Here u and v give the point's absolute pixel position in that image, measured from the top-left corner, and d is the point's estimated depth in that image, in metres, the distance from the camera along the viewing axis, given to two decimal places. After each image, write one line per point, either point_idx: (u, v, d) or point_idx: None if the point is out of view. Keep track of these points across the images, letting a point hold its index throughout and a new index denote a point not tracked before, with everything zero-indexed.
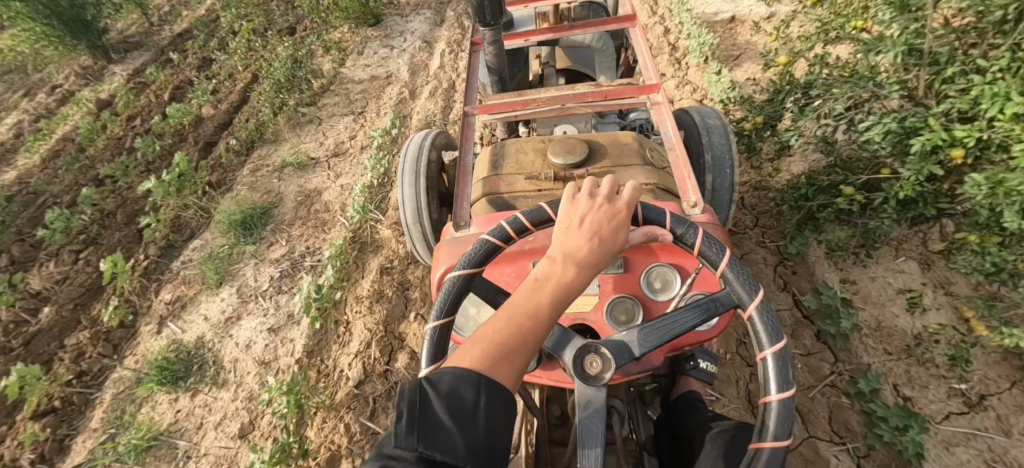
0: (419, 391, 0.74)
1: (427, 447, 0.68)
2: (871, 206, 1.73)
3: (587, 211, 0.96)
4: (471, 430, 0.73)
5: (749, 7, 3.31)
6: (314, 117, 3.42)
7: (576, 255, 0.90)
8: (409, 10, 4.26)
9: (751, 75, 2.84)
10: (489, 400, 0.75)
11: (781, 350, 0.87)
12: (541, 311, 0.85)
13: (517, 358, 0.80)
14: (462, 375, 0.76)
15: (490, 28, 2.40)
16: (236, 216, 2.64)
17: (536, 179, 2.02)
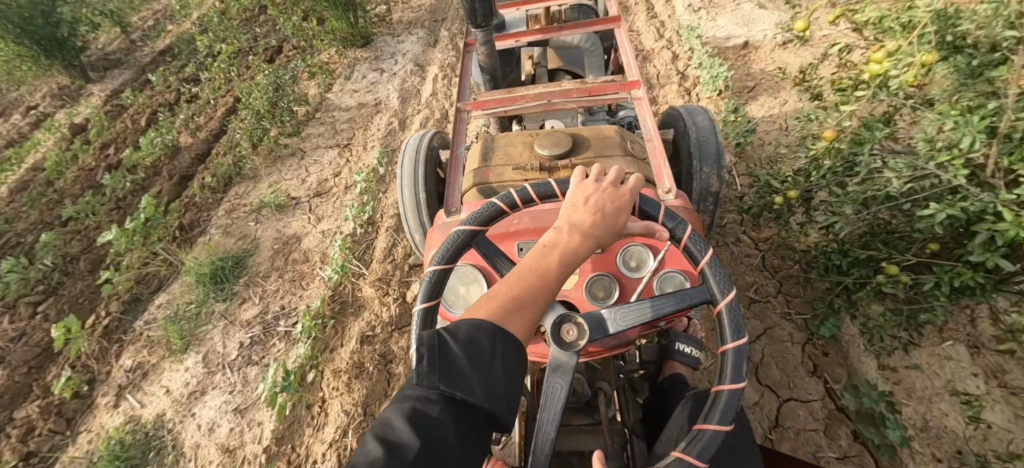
0: (438, 339, 0.81)
1: (447, 386, 0.77)
2: (919, 289, 1.51)
3: (593, 192, 1.01)
4: (488, 376, 0.80)
5: (762, 33, 3.11)
6: (296, 149, 3.16)
7: (582, 226, 0.95)
8: (401, 30, 4.06)
9: (769, 111, 2.62)
10: (503, 347, 0.83)
11: (740, 346, 0.89)
12: (549, 275, 0.91)
13: (527, 314, 0.87)
14: (478, 325, 0.83)
15: (482, 30, 2.47)
16: (206, 269, 2.41)
17: (524, 168, 2.15)
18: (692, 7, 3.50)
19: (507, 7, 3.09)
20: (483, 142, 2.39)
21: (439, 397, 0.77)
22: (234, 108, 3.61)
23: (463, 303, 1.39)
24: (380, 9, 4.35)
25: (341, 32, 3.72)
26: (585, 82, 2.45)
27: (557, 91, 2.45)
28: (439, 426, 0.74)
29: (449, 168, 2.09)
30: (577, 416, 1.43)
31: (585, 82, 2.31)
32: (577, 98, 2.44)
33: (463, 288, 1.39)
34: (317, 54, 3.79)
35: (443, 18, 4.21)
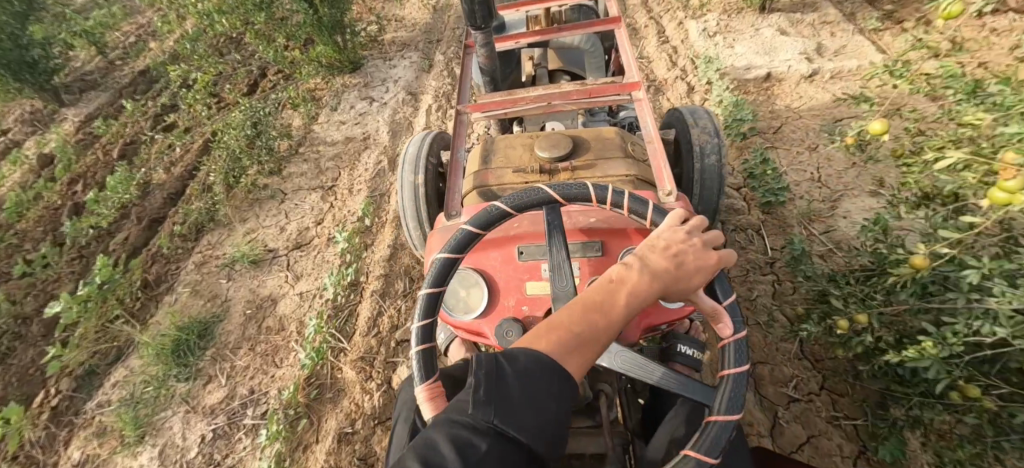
0: (499, 368, 0.89)
1: (500, 421, 0.84)
2: (1011, 423, 1.21)
3: (676, 242, 1.09)
4: (539, 411, 0.87)
5: (786, 64, 2.88)
6: (276, 191, 2.89)
7: (657, 274, 1.03)
8: (394, 55, 3.81)
9: (797, 160, 2.38)
10: (557, 387, 0.90)
11: (727, 421, 1.01)
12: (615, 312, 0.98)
13: (586, 353, 0.94)
14: (538, 356, 0.91)
15: (482, 31, 2.31)
16: (168, 342, 2.15)
17: (524, 171, 2.13)
18: (707, 33, 3.26)
19: (506, 9, 2.90)
20: (483, 145, 2.38)
21: (491, 430, 0.83)
22: (209, 141, 3.31)
23: (465, 306, 1.54)
24: (372, 30, 4.09)
25: (330, 59, 3.46)
26: (585, 84, 2.39)
27: (557, 93, 2.38)
28: (487, 458, 0.80)
29: (449, 172, 2.08)
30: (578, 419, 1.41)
31: (586, 86, 2.25)
32: (577, 100, 2.38)
33: (465, 291, 1.55)
34: (300, 82, 3.49)
35: (440, 41, 3.97)
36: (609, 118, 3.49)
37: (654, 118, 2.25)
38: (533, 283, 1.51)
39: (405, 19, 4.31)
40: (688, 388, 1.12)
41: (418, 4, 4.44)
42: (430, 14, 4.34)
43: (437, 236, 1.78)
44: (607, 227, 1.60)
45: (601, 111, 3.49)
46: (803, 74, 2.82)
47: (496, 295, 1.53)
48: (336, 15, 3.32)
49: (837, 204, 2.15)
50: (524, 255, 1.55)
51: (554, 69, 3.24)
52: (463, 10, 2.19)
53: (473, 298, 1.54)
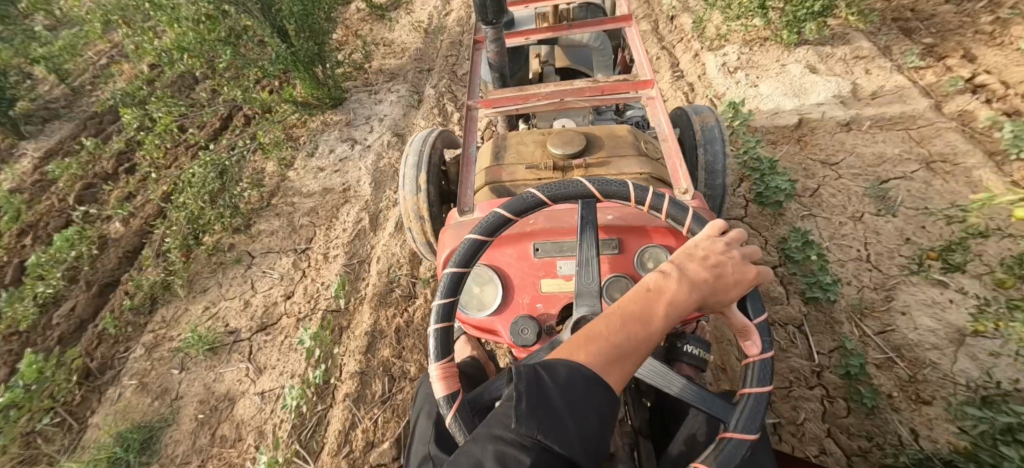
0: (540, 385, 0.83)
1: (544, 436, 0.79)
2: None
3: (714, 252, 1.03)
4: (582, 424, 0.82)
5: (819, 110, 2.56)
6: (242, 253, 2.55)
7: (698, 285, 0.97)
8: (380, 86, 3.45)
9: (840, 232, 2.06)
10: (599, 400, 0.84)
11: (744, 438, 0.94)
12: (653, 324, 0.93)
13: (626, 366, 0.89)
14: (578, 368, 0.85)
15: (492, 27, 2.46)
16: (100, 461, 1.82)
17: (539, 168, 2.10)
18: (728, 70, 2.93)
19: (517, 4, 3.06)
20: (494, 141, 2.38)
21: (535, 444, 0.78)
22: (170, 189, 2.95)
23: (479, 303, 1.59)
24: (359, 57, 3.75)
25: (308, 97, 3.12)
26: (598, 82, 2.46)
27: (569, 89, 2.45)
28: None
29: (461, 167, 2.08)
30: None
31: (597, 84, 2.37)
32: (590, 97, 2.46)
33: (480, 289, 1.60)
34: (274, 122, 3.07)
35: (432, 69, 3.62)
36: (616, 116, 3.58)
37: (664, 116, 2.35)
38: (548, 280, 1.56)
39: (394, 43, 3.97)
40: (706, 402, 1.05)
41: (408, 26, 4.10)
42: (422, 38, 4.00)
43: (452, 232, 1.83)
44: (623, 224, 1.60)
45: (608, 110, 3.64)
46: (838, 121, 2.50)
47: (513, 291, 1.58)
48: (309, 50, 2.96)
49: (893, 294, 1.83)
50: (540, 252, 1.60)
51: (562, 66, 3.33)
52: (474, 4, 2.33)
53: (488, 296, 1.60)
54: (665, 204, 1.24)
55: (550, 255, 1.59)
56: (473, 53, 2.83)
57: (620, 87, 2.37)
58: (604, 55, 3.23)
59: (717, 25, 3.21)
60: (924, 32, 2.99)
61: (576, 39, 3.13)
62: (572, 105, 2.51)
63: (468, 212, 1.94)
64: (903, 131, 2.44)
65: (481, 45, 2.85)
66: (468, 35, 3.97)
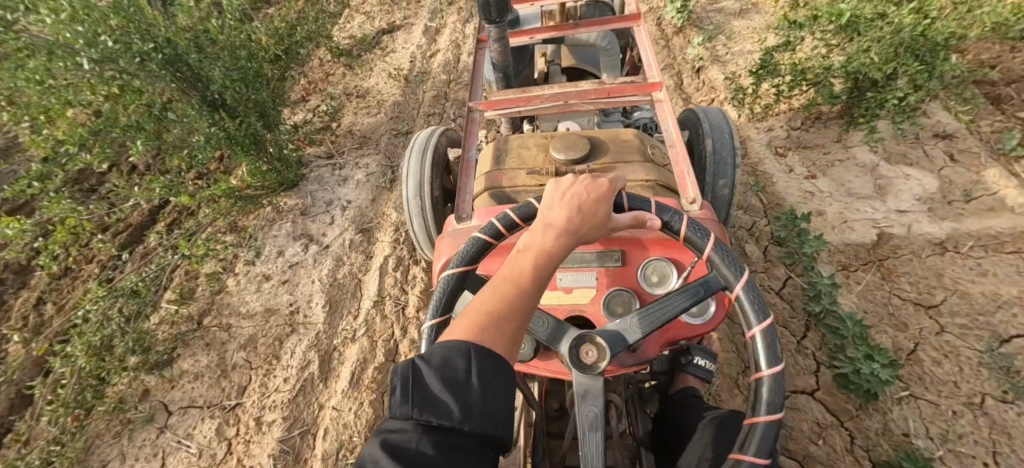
0: (413, 367, 0.74)
1: (422, 412, 0.69)
2: None
3: (570, 187, 0.95)
4: (467, 396, 0.71)
5: (901, 221, 1.97)
6: (156, 408, 1.98)
7: (562, 226, 0.88)
8: (348, 158, 2.85)
9: (955, 428, 1.49)
10: (480, 366, 0.73)
11: (769, 327, 0.90)
12: (526, 279, 0.83)
13: (505, 327, 0.78)
14: (452, 345, 0.75)
15: (496, 26, 2.30)
16: None
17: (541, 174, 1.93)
18: (774, 149, 2.36)
19: (521, 3, 2.84)
20: (497, 144, 2.21)
21: (415, 425, 0.68)
22: (65, 304, 2.25)
23: None
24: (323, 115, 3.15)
25: (249, 184, 2.47)
26: (603, 84, 2.35)
27: (575, 93, 2.32)
28: (416, 456, 0.64)
29: (460, 169, 1.95)
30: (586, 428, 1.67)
31: (602, 86, 2.22)
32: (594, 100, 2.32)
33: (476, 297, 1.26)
34: (205, 223, 2.44)
35: (412, 130, 3.03)
36: (622, 118, 3.13)
37: (672, 120, 2.20)
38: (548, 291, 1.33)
39: (371, 92, 3.40)
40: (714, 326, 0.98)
41: (385, 72, 3.52)
42: (400, 86, 3.41)
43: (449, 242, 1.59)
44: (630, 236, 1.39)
45: (614, 111, 3.13)
46: (930, 239, 1.91)
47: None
48: (252, 129, 2.35)
49: None
50: None
51: (567, 65, 3.09)
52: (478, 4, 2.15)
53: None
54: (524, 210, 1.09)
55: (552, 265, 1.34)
56: (476, 52, 2.70)
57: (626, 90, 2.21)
58: (613, 58, 2.98)
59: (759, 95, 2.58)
60: (1020, 102, 2.28)
61: (583, 39, 2.90)
62: (575, 108, 2.36)
63: (467, 219, 1.76)
64: (1017, 257, 1.83)
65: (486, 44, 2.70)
66: (454, 85, 3.39)
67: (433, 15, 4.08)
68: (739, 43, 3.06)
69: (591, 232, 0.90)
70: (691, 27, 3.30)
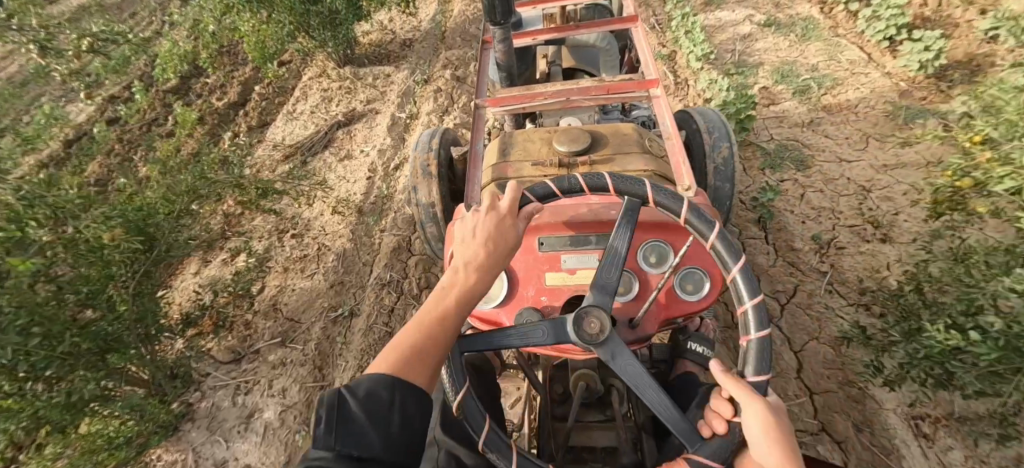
0: (336, 397, 0.78)
1: (344, 447, 0.73)
2: None
3: (478, 224, 1.04)
4: (386, 428, 0.78)
5: None
6: None
7: (476, 259, 0.99)
8: (263, 364, 1.98)
9: None
10: (403, 399, 0.83)
11: (744, 267, 1.02)
12: (447, 318, 0.93)
13: (420, 367, 0.87)
14: (380, 379, 0.83)
15: (501, 28, 2.30)
16: None
17: (544, 161, 1.98)
18: (910, 422, 1.49)
19: (524, 5, 2.84)
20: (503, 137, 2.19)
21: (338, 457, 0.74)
22: None
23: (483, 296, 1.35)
24: (240, 279, 2.29)
25: None
26: (602, 81, 2.32)
27: (576, 88, 2.31)
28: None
29: (470, 161, 1.93)
30: (590, 412, 1.61)
31: (603, 83, 2.24)
32: (596, 96, 2.31)
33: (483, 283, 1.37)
34: None
35: (358, 310, 2.13)
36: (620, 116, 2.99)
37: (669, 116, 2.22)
38: (551, 274, 1.35)
39: (310, 227, 2.54)
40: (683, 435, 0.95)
41: (329, 206, 2.62)
42: (348, 222, 2.51)
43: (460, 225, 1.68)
44: (628, 217, 1.41)
45: (612, 108, 3.01)
46: None
47: (515, 285, 1.36)
48: (86, 395, 1.51)
49: None
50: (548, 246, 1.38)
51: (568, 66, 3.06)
52: (482, 5, 2.18)
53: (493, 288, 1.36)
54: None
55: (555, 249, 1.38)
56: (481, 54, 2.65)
57: (625, 87, 2.23)
58: (613, 58, 2.96)
59: (870, 321, 1.71)
60: None
61: (583, 40, 2.88)
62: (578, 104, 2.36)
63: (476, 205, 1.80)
64: None
65: (490, 45, 2.64)
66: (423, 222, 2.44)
67: (404, 101, 3.27)
68: (813, 185, 2.22)
69: (500, 262, 1.02)
70: (746, 150, 2.43)
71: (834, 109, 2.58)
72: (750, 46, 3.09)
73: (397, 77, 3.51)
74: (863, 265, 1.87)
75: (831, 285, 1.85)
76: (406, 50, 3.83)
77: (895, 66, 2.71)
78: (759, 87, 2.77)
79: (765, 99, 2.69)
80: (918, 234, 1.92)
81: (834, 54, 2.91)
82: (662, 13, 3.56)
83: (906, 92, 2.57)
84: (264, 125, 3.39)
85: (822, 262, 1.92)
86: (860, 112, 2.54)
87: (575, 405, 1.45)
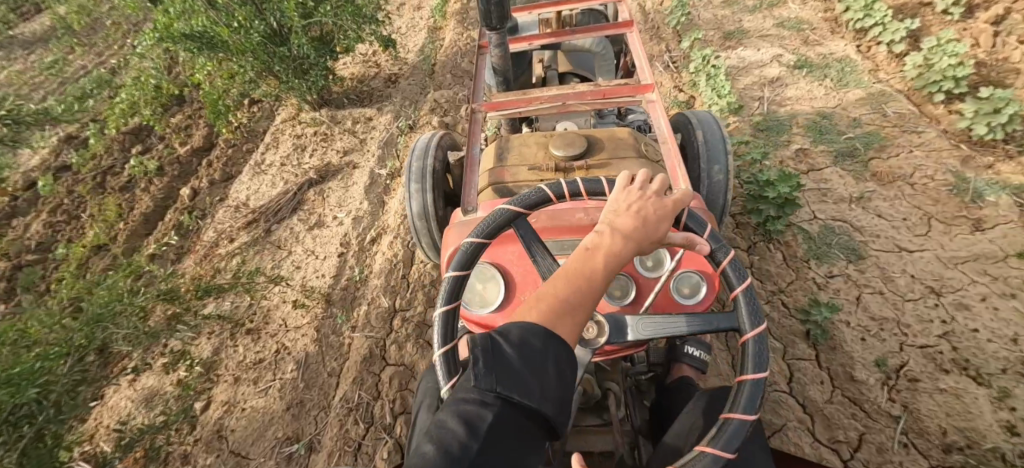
0: (491, 343, 0.80)
1: (504, 389, 0.75)
2: None
3: (635, 200, 0.97)
4: (541, 377, 0.78)
5: None
6: None
7: (626, 229, 0.93)
8: None
9: None
10: (554, 353, 0.81)
11: (761, 335, 0.96)
12: (596, 279, 0.89)
13: (571, 320, 0.86)
14: (530, 328, 0.82)
15: (496, 33, 2.07)
16: None
17: (539, 167, 1.80)
18: None
19: (521, 10, 2.50)
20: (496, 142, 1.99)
21: (496, 400, 0.75)
22: None
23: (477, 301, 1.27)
24: (179, 398, 1.91)
25: None
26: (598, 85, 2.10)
27: (571, 92, 2.05)
28: (495, 429, 0.73)
29: (464, 166, 1.74)
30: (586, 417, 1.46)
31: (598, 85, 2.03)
32: (591, 101, 2.06)
33: (479, 286, 1.28)
34: None
35: (317, 444, 1.76)
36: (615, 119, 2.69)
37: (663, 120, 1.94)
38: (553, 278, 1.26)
39: (269, 320, 2.16)
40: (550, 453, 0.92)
41: (292, 297, 2.22)
42: (312, 315, 2.12)
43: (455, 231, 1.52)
44: None
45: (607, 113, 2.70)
46: None
47: (510, 291, 1.27)
48: None
49: None
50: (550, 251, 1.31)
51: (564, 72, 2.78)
52: (478, 8, 1.97)
53: (489, 294, 1.28)
54: (581, 185, 1.11)
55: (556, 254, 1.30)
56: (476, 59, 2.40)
57: (621, 91, 2.01)
58: (609, 62, 2.72)
59: None
60: None
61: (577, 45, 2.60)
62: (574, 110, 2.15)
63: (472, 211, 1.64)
64: None
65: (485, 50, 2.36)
66: (401, 319, 2.06)
67: (388, 151, 2.90)
68: (869, 284, 1.83)
69: (650, 236, 0.95)
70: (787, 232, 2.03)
71: (886, 177, 2.19)
72: (780, 93, 2.71)
73: (379, 122, 3.11)
74: (943, 410, 1.50)
75: (907, 437, 1.48)
76: (391, 88, 3.44)
77: (953, 124, 2.33)
78: (795, 148, 2.37)
79: (802, 164, 2.30)
80: (1009, 363, 1.55)
81: (879, 106, 2.52)
82: (678, 50, 3.19)
83: (969, 159, 2.18)
84: (228, 179, 2.99)
85: (895, 402, 1.54)
86: (917, 183, 2.15)
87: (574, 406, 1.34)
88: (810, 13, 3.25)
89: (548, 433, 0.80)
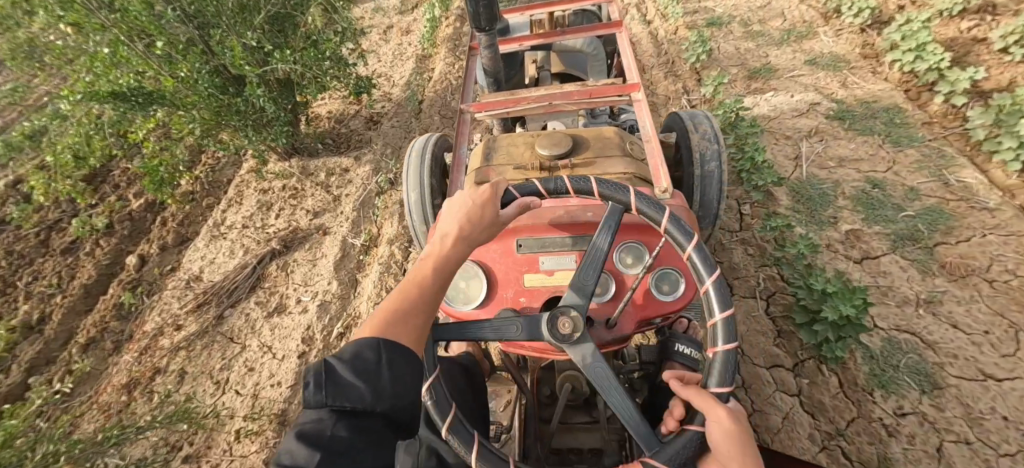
0: (321, 364, 0.70)
1: (336, 400, 0.67)
2: None
3: (461, 197, 0.96)
4: (379, 383, 0.70)
5: None
6: None
7: (455, 226, 0.90)
8: None
9: None
10: (390, 357, 0.73)
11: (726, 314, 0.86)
12: (429, 279, 0.85)
13: (410, 320, 0.79)
14: (361, 341, 0.74)
15: (487, 34, 1.73)
16: None
17: (524, 166, 1.42)
18: None
19: (511, 11, 2.23)
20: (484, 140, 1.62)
21: (329, 414, 0.66)
22: None
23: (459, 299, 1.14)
24: None
25: None
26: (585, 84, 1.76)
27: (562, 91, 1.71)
28: (333, 445, 0.63)
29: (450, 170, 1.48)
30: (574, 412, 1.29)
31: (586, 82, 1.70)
32: (579, 102, 1.69)
33: (462, 283, 1.14)
34: None
35: None
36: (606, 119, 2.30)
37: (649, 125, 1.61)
38: (527, 275, 1.15)
39: (212, 444, 1.78)
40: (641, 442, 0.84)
41: (240, 413, 1.85)
42: (261, 441, 1.75)
43: None
44: None
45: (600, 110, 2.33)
46: None
47: (493, 288, 1.14)
48: None
49: None
50: (525, 248, 1.17)
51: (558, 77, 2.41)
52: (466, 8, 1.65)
53: (470, 292, 1.14)
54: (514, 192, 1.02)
55: (533, 249, 1.17)
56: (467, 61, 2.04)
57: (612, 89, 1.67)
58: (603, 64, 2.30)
59: None
60: None
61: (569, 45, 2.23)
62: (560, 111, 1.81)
63: None
64: None
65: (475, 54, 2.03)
66: None
67: (364, 213, 2.52)
68: (953, 431, 1.46)
69: (484, 233, 0.91)
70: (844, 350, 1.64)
71: (957, 272, 1.80)
72: (819, 152, 2.32)
73: (357, 174, 2.73)
74: None
75: None
76: (372, 130, 3.06)
77: None
78: (843, 228, 1.99)
79: (854, 250, 1.92)
80: None
81: (939, 172, 2.12)
82: (698, 93, 2.80)
83: None
84: (182, 242, 2.61)
85: None
86: (996, 280, 1.76)
87: (559, 408, 1.13)
88: (845, 48, 2.85)
89: (402, 436, 0.73)
